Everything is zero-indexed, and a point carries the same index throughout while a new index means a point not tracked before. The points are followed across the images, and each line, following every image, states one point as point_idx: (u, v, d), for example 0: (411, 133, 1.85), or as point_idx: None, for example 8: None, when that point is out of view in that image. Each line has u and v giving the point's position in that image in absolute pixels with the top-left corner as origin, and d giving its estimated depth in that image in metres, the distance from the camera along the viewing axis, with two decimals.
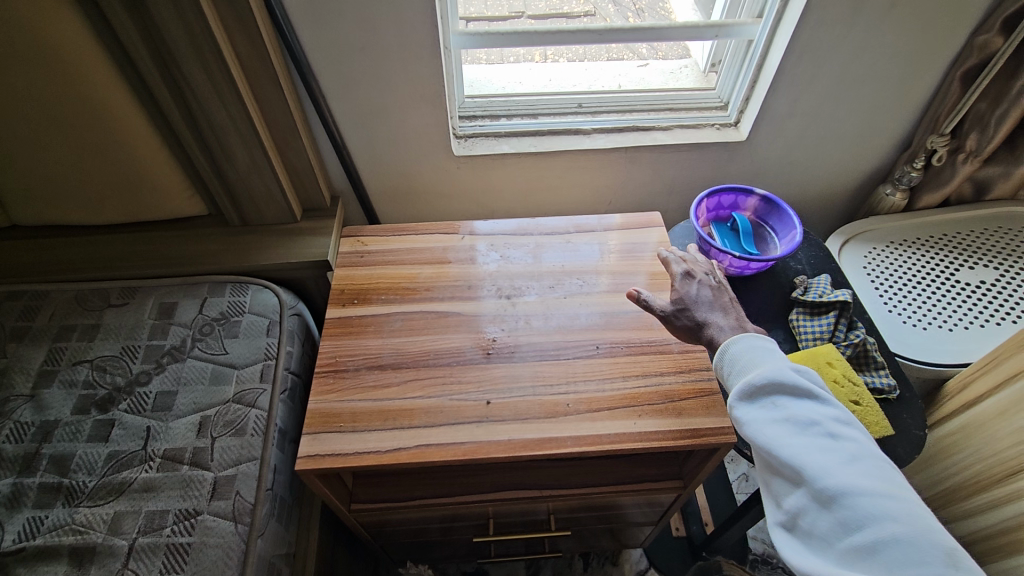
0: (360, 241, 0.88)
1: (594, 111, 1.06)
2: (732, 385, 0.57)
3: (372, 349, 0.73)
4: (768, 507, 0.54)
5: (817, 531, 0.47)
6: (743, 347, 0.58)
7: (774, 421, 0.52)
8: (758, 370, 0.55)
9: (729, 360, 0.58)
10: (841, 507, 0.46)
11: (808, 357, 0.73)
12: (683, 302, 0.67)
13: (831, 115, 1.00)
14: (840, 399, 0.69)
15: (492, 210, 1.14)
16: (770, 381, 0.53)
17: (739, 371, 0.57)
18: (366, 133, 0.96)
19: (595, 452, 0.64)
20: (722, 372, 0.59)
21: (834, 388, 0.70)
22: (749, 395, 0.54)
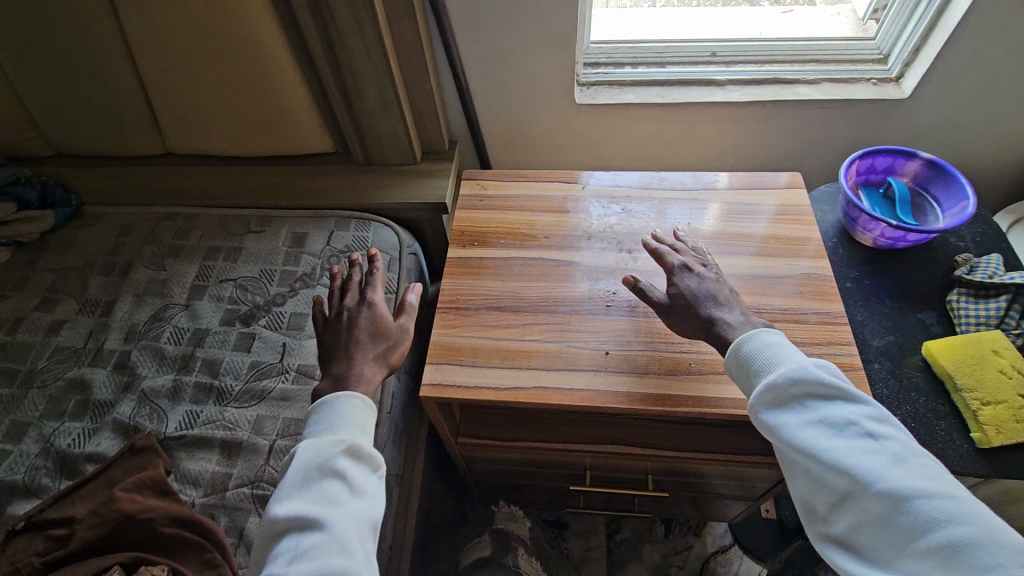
0: (480, 185, 0.88)
1: (731, 60, 0.99)
2: (753, 390, 0.54)
3: (491, 290, 0.74)
4: (810, 519, 0.50)
5: (877, 542, 0.44)
6: (757, 344, 0.55)
7: (809, 424, 0.49)
8: (780, 371, 0.52)
9: (747, 362, 0.55)
10: (900, 514, 0.42)
11: (970, 343, 0.65)
12: (684, 297, 0.62)
13: (1021, 70, 0.86)
14: (1005, 392, 0.62)
15: (607, 165, 1.10)
16: (796, 382, 0.50)
17: (758, 373, 0.54)
18: (490, 75, 0.95)
19: (718, 415, 0.62)
20: (740, 376, 0.56)
21: (999, 378, 0.62)
22: (775, 398, 0.51)
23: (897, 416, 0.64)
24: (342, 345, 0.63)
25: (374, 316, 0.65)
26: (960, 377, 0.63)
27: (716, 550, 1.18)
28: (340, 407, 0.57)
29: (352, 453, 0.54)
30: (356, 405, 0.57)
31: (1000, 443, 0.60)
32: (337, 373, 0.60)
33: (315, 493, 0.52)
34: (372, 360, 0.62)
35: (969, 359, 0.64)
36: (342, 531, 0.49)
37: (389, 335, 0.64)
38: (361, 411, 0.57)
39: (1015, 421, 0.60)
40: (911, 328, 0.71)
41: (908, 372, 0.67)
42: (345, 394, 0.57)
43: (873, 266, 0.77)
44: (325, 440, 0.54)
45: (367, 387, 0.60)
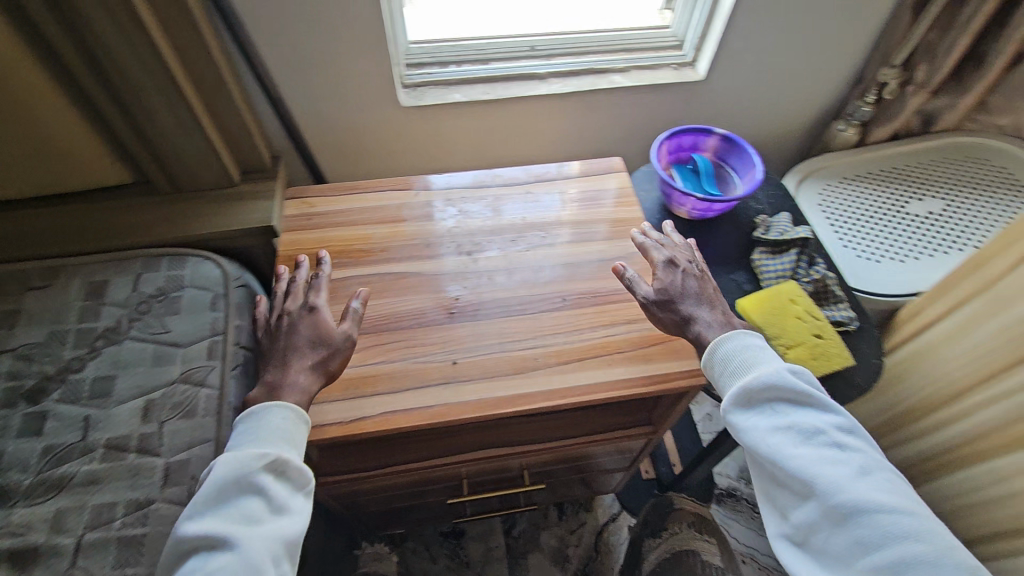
0: (306, 202, 0.80)
1: (548, 53, 1.01)
2: (726, 389, 0.58)
3: (327, 316, 0.69)
4: (766, 510, 0.57)
5: (830, 546, 0.51)
6: (734, 347, 0.59)
7: (777, 432, 0.55)
8: (756, 377, 0.56)
9: (723, 361, 0.59)
10: (855, 523, 0.50)
11: (772, 295, 0.73)
12: (659, 296, 0.65)
13: (787, 48, 0.97)
14: (802, 333, 0.70)
15: (447, 166, 1.09)
16: (771, 390, 0.56)
17: (731, 374, 0.58)
18: (302, 84, 0.88)
19: (568, 404, 0.63)
20: (712, 371, 0.60)
21: (797, 323, 0.70)
22: (748, 402, 0.56)
23: None
24: (276, 349, 0.62)
25: (313, 326, 0.63)
26: (768, 328, 0.71)
27: (608, 519, 1.23)
28: (270, 418, 0.55)
29: (274, 468, 0.53)
30: (285, 416, 0.56)
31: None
32: (271, 381, 0.59)
33: (230, 508, 0.51)
34: (306, 369, 0.60)
35: (773, 311, 0.72)
36: (252, 553, 0.49)
37: (329, 346, 0.62)
38: (293, 423, 0.56)
39: (811, 358, 0.69)
40: (726, 289, 0.79)
41: None
42: (276, 403, 0.56)
43: (691, 237, 0.83)
44: (246, 451, 0.53)
45: (299, 396, 0.58)
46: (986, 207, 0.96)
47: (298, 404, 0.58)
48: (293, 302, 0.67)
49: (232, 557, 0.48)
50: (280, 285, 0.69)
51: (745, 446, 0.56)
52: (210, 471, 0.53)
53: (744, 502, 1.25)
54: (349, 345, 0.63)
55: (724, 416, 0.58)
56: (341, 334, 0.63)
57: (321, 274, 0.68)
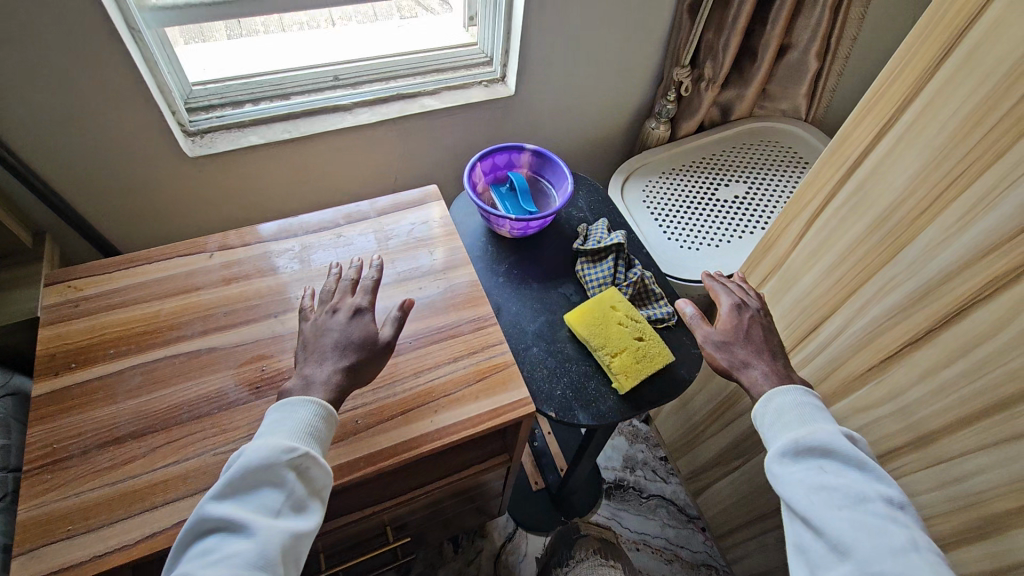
0: (71, 286, 0.69)
1: (354, 82, 0.96)
2: (777, 439, 0.57)
3: (101, 421, 0.59)
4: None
5: None
6: (788, 403, 0.58)
7: (817, 489, 0.51)
8: (813, 431, 0.55)
9: (776, 411, 0.58)
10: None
11: (595, 305, 0.74)
12: (713, 341, 0.64)
13: (588, 57, 1.01)
14: (625, 339, 0.72)
15: (264, 211, 1.00)
16: (820, 445, 0.54)
17: (781, 426, 0.57)
18: (55, 147, 0.76)
19: (394, 464, 0.59)
20: (761, 420, 0.59)
21: (620, 330, 0.72)
22: (796, 454, 0.54)
23: (559, 390, 0.70)
24: (311, 346, 0.58)
25: (355, 327, 0.60)
26: (593, 339, 0.71)
27: (504, 541, 1.21)
28: (299, 415, 0.52)
29: (299, 465, 0.50)
30: (314, 413, 0.52)
31: (632, 385, 0.69)
32: (305, 373, 0.56)
33: (253, 497, 0.48)
34: (338, 369, 0.56)
35: (596, 321, 0.73)
36: (269, 541, 0.46)
37: (368, 350, 0.58)
38: (321, 423, 0.53)
39: (635, 362, 0.70)
40: (555, 304, 0.78)
41: (561, 346, 0.74)
42: (315, 400, 0.53)
43: (517, 257, 0.83)
44: (275, 441, 0.50)
45: (326, 390, 0.55)
46: (779, 185, 1.04)
47: (330, 404, 0.55)
48: (338, 298, 0.63)
49: (250, 544, 0.45)
50: (336, 274, 0.66)
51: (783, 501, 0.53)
52: (238, 455, 0.50)
53: (632, 491, 1.30)
54: (387, 350, 0.59)
55: (767, 466, 0.56)
56: (382, 338, 0.59)
57: (371, 273, 0.64)
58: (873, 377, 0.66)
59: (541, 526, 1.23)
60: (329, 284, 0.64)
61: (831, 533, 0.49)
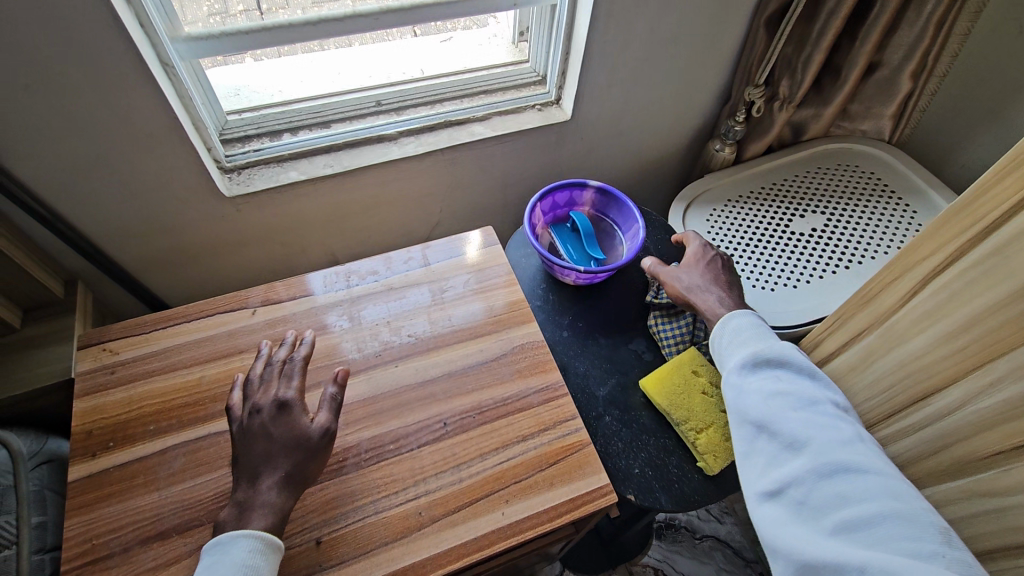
0: (107, 349, 0.64)
1: (397, 107, 0.89)
2: (738, 358, 0.60)
3: (144, 511, 0.53)
4: (746, 481, 0.54)
5: (809, 501, 0.48)
6: (745, 324, 0.62)
7: (774, 396, 0.55)
8: (769, 345, 0.58)
9: (734, 332, 0.62)
10: (837, 480, 0.47)
11: (673, 371, 0.67)
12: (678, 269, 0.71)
13: (653, 76, 0.92)
14: (711, 410, 0.64)
15: (305, 247, 0.93)
16: (777, 358, 0.57)
17: (743, 346, 0.60)
18: (85, 192, 0.71)
19: (463, 566, 0.52)
20: (720, 343, 0.63)
21: (704, 401, 0.64)
22: (753, 367, 0.58)
23: (637, 469, 0.63)
24: (241, 461, 0.51)
25: (282, 428, 0.52)
26: (675, 412, 0.64)
27: None
28: (232, 556, 0.46)
29: None
30: (251, 549, 0.46)
31: (720, 467, 0.62)
32: (240, 498, 0.50)
33: None
34: (276, 485, 0.50)
35: (676, 390, 0.65)
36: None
37: (304, 451, 0.51)
38: (262, 559, 0.47)
39: (726, 439, 0.62)
40: (626, 363, 0.71)
41: (636, 414, 0.67)
42: (247, 533, 0.47)
43: (581, 308, 0.76)
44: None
45: (269, 517, 0.49)
46: (861, 217, 0.95)
47: (267, 530, 0.48)
48: (262, 390, 0.55)
49: None
50: (263, 356, 0.58)
51: (740, 410, 0.57)
52: None
53: (684, 531, 1.24)
54: (326, 441, 0.52)
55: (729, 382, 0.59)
56: (317, 428, 0.52)
57: (302, 351, 0.57)
58: (991, 467, 0.55)
59: (589, 569, 1.17)
60: (255, 371, 0.56)
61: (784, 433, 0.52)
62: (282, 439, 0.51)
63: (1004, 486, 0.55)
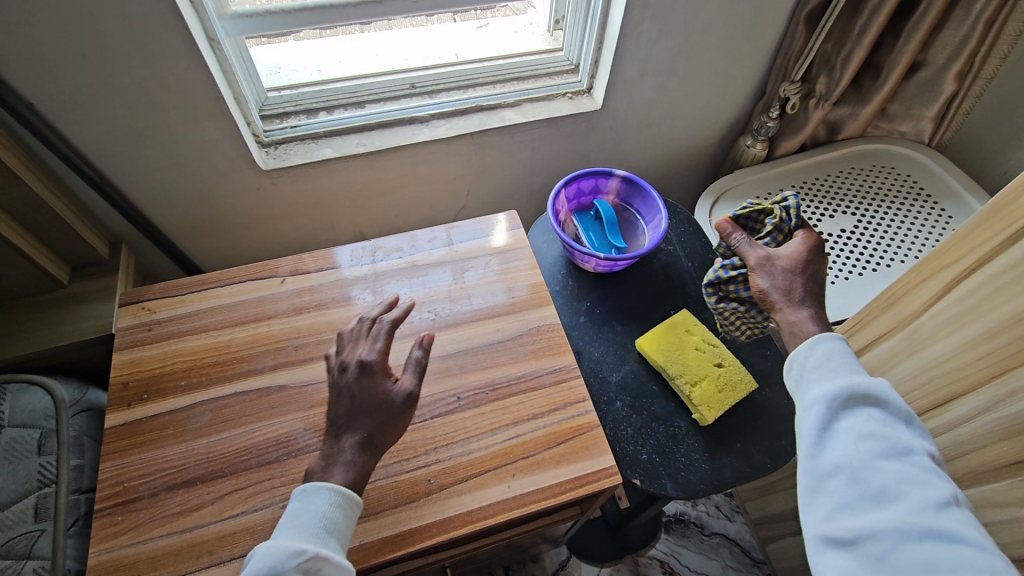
0: (145, 308, 0.67)
1: (430, 90, 0.91)
2: (822, 383, 0.52)
3: (172, 460, 0.57)
4: (810, 520, 0.49)
5: (889, 560, 0.43)
6: (837, 353, 0.53)
7: (861, 438, 0.48)
8: (867, 381, 0.50)
9: (823, 355, 0.53)
10: (929, 544, 0.42)
11: (668, 329, 0.71)
12: (773, 262, 0.60)
13: (686, 69, 0.91)
14: (704, 364, 0.68)
15: (334, 223, 0.96)
16: (871, 394, 0.50)
17: (829, 368, 0.53)
18: (131, 158, 0.74)
19: (468, 533, 0.54)
20: (802, 363, 0.54)
21: (698, 356, 0.68)
22: (843, 401, 0.50)
23: (645, 455, 0.64)
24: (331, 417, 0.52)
25: (364, 390, 0.52)
26: (670, 366, 0.67)
27: (556, 568, 1.18)
28: (313, 507, 0.47)
29: (311, 568, 0.45)
30: (329, 505, 0.47)
31: (714, 417, 0.65)
32: (326, 451, 0.51)
33: None
34: (355, 444, 0.50)
35: (672, 347, 0.69)
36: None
37: (383, 412, 0.51)
38: (339, 513, 0.48)
39: (718, 391, 0.66)
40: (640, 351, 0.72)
41: (647, 402, 0.67)
42: (327, 486, 0.48)
43: (599, 295, 0.77)
44: (281, 543, 0.45)
45: (349, 474, 0.49)
46: (894, 221, 0.92)
47: (347, 486, 0.49)
48: (349, 349, 0.55)
49: None
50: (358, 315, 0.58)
51: (818, 443, 0.50)
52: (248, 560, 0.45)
53: (693, 528, 1.23)
54: (408, 405, 0.51)
55: (810, 410, 0.51)
56: (400, 390, 0.52)
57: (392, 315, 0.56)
58: (1013, 476, 0.54)
59: (596, 558, 1.18)
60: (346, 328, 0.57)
61: (870, 482, 0.46)
62: (365, 401, 0.51)
63: (1018, 495, 0.54)
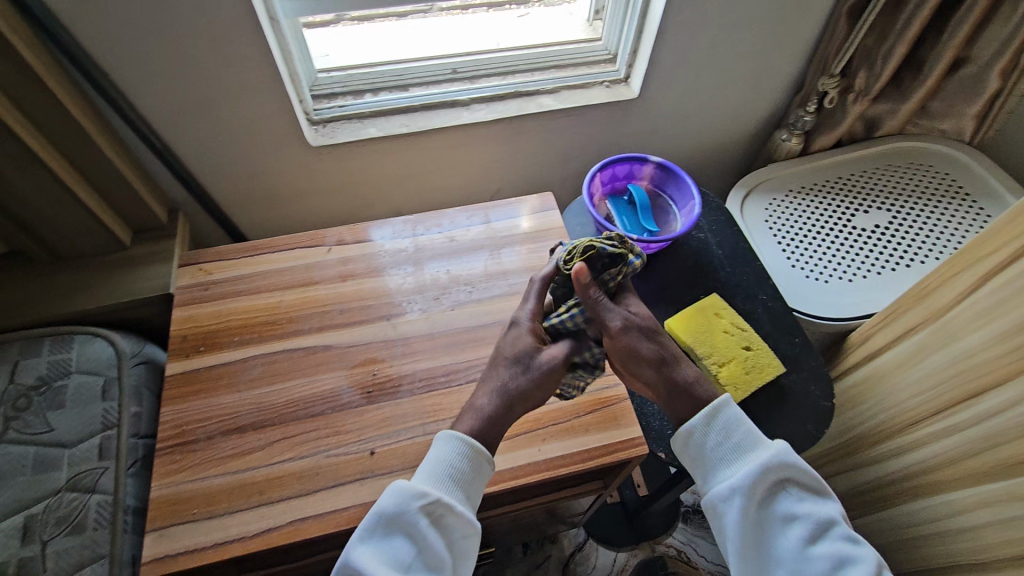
0: (202, 269, 0.72)
1: (471, 76, 0.94)
2: (731, 476, 0.53)
3: (226, 408, 0.61)
4: None
5: None
6: (731, 439, 0.54)
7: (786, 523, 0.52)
8: (773, 463, 0.53)
9: (721, 435, 0.54)
10: None
11: (697, 312, 0.73)
12: (634, 324, 0.56)
13: (724, 60, 0.92)
14: (731, 347, 0.70)
15: (375, 201, 1.00)
16: (782, 475, 0.52)
17: (732, 457, 0.54)
18: (191, 131, 0.79)
19: (499, 491, 0.57)
20: (702, 445, 0.55)
21: (726, 339, 0.70)
22: (757, 492, 0.52)
23: (670, 430, 0.66)
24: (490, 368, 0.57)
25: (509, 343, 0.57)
26: (698, 348, 0.70)
27: (574, 550, 1.21)
28: (443, 454, 0.52)
29: (433, 511, 0.50)
30: (455, 455, 0.51)
31: (739, 398, 0.67)
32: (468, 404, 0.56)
33: (389, 543, 0.50)
34: (489, 394, 0.54)
35: (701, 329, 0.71)
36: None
37: (518, 366, 0.55)
38: (465, 463, 0.52)
39: (745, 373, 0.68)
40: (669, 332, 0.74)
41: None
42: (456, 436, 0.52)
43: (630, 277, 0.79)
44: (412, 484, 0.51)
45: (474, 421, 0.54)
46: (931, 218, 0.92)
47: (473, 437, 0.53)
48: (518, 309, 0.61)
49: None
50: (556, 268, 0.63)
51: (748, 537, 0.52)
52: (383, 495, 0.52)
53: None
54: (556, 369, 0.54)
55: (726, 507, 0.53)
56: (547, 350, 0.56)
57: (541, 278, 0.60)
58: None
59: (613, 542, 1.21)
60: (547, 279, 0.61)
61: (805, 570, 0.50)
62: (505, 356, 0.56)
63: None
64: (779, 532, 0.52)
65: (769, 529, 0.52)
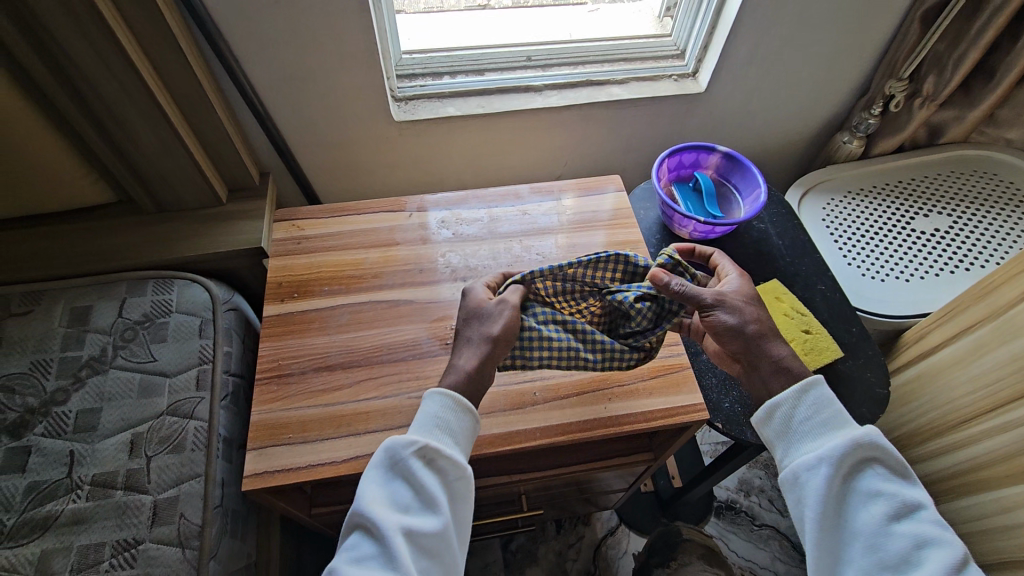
0: (295, 225, 0.78)
1: (545, 64, 0.98)
2: (811, 449, 0.52)
3: (317, 348, 0.66)
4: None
5: None
6: (814, 411, 0.53)
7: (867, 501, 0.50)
8: (858, 438, 0.51)
9: (811, 410, 0.53)
10: None
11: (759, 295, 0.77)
12: (727, 299, 0.58)
13: (793, 60, 0.95)
14: (791, 329, 0.74)
15: (443, 178, 1.05)
16: (867, 451, 0.51)
17: (815, 431, 0.53)
18: (288, 99, 0.85)
19: (566, 441, 0.61)
20: (790, 417, 0.54)
21: (786, 321, 0.75)
22: (840, 464, 0.51)
23: (727, 403, 0.69)
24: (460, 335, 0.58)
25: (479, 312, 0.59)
26: None
27: (606, 534, 1.23)
28: (425, 408, 0.54)
29: (424, 456, 0.52)
30: (439, 405, 0.53)
31: None
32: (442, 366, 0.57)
33: (387, 491, 0.51)
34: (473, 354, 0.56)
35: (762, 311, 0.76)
36: (391, 538, 0.48)
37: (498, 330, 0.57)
38: (449, 413, 0.54)
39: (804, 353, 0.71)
40: None
41: None
42: (437, 391, 0.54)
43: None
44: (401, 436, 0.53)
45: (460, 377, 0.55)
46: (992, 224, 0.93)
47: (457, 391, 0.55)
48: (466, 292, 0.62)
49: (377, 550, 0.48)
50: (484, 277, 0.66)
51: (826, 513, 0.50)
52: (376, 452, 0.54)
53: (744, 515, 1.25)
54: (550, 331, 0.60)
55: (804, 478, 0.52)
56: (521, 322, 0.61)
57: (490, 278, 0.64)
58: None
59: (645, 530, 1.22)
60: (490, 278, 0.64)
61: (885, 550, 0.48)
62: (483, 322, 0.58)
63: None
64: (862, 508, 0.50)
65: (850, 504, 0.51)
